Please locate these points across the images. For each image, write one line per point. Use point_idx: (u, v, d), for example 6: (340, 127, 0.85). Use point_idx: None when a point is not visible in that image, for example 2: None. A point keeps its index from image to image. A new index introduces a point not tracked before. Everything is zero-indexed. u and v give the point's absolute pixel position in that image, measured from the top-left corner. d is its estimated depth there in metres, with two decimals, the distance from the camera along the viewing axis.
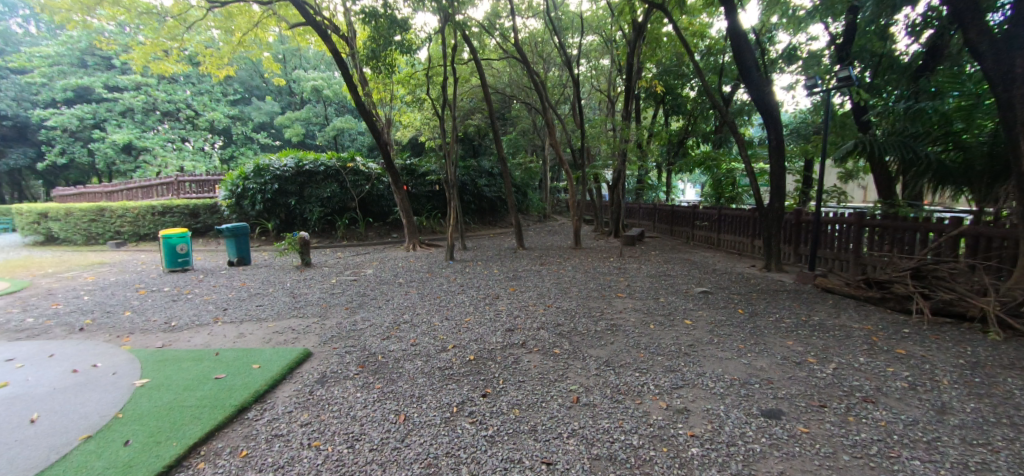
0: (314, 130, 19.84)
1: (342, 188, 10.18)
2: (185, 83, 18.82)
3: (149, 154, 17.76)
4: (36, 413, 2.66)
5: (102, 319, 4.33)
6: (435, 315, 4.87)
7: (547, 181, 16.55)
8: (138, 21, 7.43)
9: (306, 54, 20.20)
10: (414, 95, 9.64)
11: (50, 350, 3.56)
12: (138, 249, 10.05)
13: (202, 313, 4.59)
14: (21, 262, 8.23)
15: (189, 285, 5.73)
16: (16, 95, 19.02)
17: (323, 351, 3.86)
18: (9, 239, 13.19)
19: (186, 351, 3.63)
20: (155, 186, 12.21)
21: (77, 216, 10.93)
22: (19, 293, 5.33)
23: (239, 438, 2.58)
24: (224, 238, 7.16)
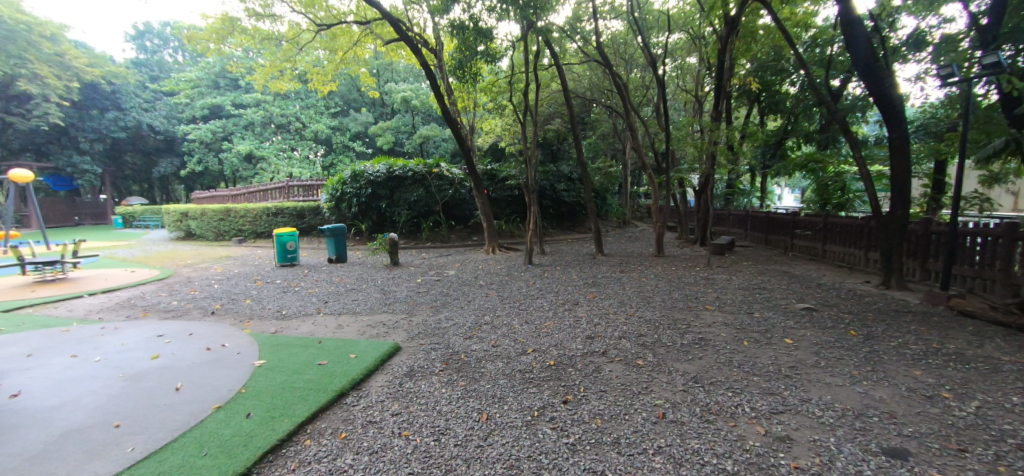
0: (403, 138, 21.12)
1: (428, 192, 10.69)
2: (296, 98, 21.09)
3: (265, 163, 20.18)
4: (180, 382, 3.07)
5: (228, 305, 4.95)
6: (515, 319, 4.88)
7: (627, 186, 16.06)
8: (261, 46, 8.44)
9: (397, 68, 21.48)
10: (496, 102, 9.87)
11: (190, 329, 4.12)
12: (255, 245, 11.42)
13: (307, 304, 5.05)
14: (168, 253, 9.73)
15: (297, 278, 6.36)
16: (167, 113, 22.73)
17: (411, 346, 4.03)
18: (160, 235, 15.71)
19: (295, 337, 4.00)
20: (269, 190, 13.77)
21: (209, 216, 12.67)
22: (167, 279, 6.28)
23: (339, 421, 2.78)
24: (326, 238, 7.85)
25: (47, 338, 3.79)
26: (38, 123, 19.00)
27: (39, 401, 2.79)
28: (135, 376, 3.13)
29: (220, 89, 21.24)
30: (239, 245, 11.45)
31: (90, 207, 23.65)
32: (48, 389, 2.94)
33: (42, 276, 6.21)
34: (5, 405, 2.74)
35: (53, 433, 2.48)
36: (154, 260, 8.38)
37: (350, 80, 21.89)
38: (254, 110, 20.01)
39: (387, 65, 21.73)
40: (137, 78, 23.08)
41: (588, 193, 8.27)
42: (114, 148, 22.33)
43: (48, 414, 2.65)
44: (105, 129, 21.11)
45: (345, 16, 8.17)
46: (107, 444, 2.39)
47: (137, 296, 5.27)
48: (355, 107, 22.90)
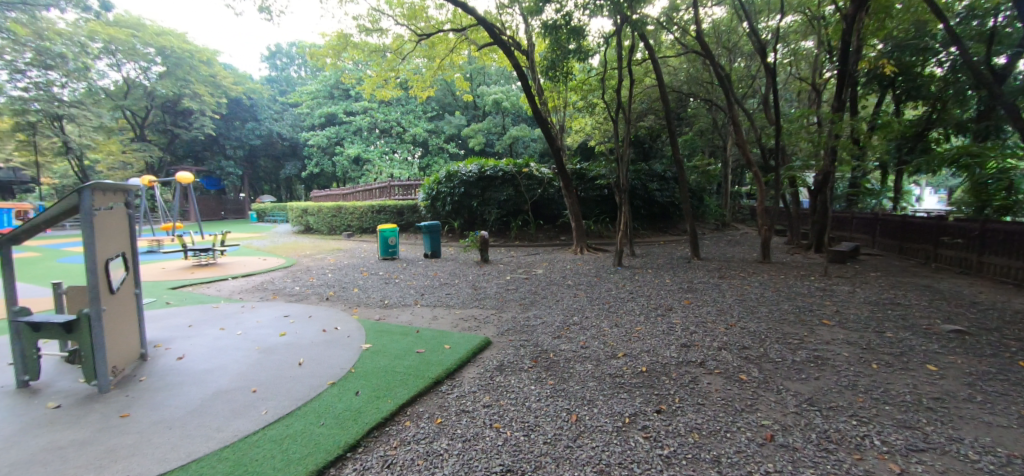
0: (494, 139, 21.81)
1: (517, 192, 10.88)
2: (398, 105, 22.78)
3: (371, 165, 22.13)
4: (302, 358, 3.46)
5: (340, 292, 5.48)
6: (605, 321, 4.75)
7: (727, 185, 14.89)
8: (369, 59, 9.25)
9: (489, 71, 22.17)
10: (586, 100, 9.75)
11: (310, 312, 4.63)
12: (362, 239, 12.57)
13: (406, 296, 5.40)
14: (292, 245, 11.08)
15: (397, 271, 6.85)
16: (292, 122, 25.97)
17: (501, 341, 4.10)
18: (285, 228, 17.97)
19: (396, 325, 4.30)
20: (374, 190, 15.05)
21: (324, 213, 14.19)
22: (291, 267, 7.14)
23: (435, 407, 2.92)
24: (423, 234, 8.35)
25: (203, 312, 4.52)
26: (197, 133, 22.87)
27: (197, 364, 3.33)
28: (267, 350, 3.60)
29: (333, 99, 23.71)
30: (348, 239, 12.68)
31: (233, 205, 27.78)
32: (203, 354, 3.50)
33: (199, 260, 7.43)
34: (174, 365, 3.31)
35: (207, 391, 2.93)
36: (281, 251, 9.59)
37: (446, 85, 23.05)
38: (362, 117, 22.06)
39: (480, 69, 22.50)
40: (270, 93, 26.68)
41: (684, 192, 7.81)
42: (251, 154, 26.07)
43: (204, 376, 3.15)
44: (245, 138, 24.74)
45: (442, 26, 8.64)
46: (246, 406, 2.76)
47: (268, 281, 6.06)
48: (449, 111, 24.07)
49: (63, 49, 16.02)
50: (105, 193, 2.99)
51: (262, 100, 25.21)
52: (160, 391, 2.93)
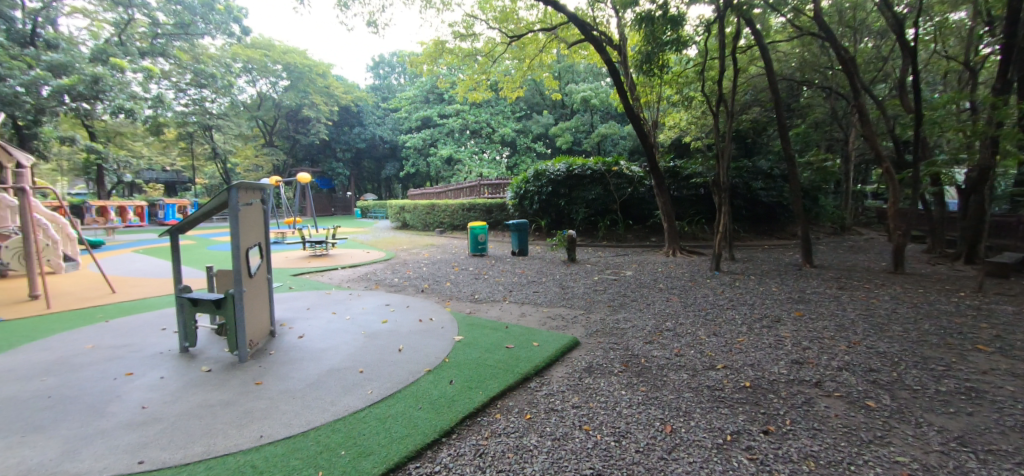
0: (581, 137, 21.59)
1: (606, 191, 10.64)
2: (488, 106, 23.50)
3: (462, 165, 23.15)
4: (401, 345, 3.70)
5: (434, 285, 5.79)
6: (702, 329, 4.45)
7: (848, 184, 13.13)
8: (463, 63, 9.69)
9: (578, 68, 21.91)
10: (682, 94, 9.26)
11: (408, 303, 4.95)
12: (453, 236, 13.22)
13: (495, 291, 5.54)
14: (392, 239, 11.99)
15: (486, 267, 7.07)
16: (392, 126, 28.13)
17: (590, 343, 4.02)
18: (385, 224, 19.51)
19: (486, 320, 4.42)
20: (464, 189, 15.72)
21: (419, 210, 15.15)
22: (391, 260, 7.72)
23: (524, 402, 2.94)
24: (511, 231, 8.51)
25: (318, 297, 5.05)
26: (314, 139, 25.72)
27: (314, 343, 3.73)
28: (371, 335, 3.91)
29: (428, 103, 25.18)
30: (441, 235, 13.42)
31: (341, 202, 30.38)
32: (319, 335, 3.91)
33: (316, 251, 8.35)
34: (296, 342, 3.74)
35: (323, 368, 3.26)
36: (383, 244, 10.43)
37: (534, 84, 23.22)
38: (454, 119, 23.13)
39: (569, 67, 22.32)
40: (373, 100, 29.11)
41: (796, 191, 7.04)
42: (357, 157, 28.71)
43: (320, 354, 3.51)
44: (353, 141, 27.26)
45: (533, 27, 8.74)
46: (355, 385, 3.02)
47: (372, 271, 6.61)
48: (537, 111, 24.25)
49: (213, 70, 19.24)
50: (247, 189, 3.43)
51: (367, 107, 27.59)
52: (284, 364, 3.33)
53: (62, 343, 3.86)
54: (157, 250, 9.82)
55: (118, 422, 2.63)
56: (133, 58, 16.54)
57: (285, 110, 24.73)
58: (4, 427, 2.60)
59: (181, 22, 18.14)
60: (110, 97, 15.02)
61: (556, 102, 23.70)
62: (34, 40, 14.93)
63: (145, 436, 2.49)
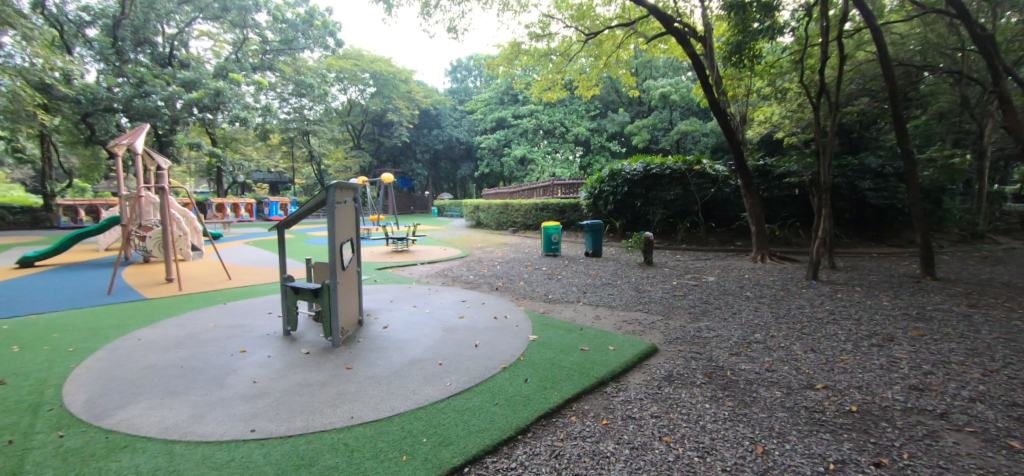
0: (659, 135, 20.72)
1: (687, 192, 10.10)
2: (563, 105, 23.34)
3: (535, 165, 23.27)
4: (477, 341, 3.79)
5: (507, 284, 5.87)
6: (797, 343, 4.04)
7: (984, 184, 11.23)
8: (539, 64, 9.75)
9: (658, 63, 21.02)
10: (774, 86, 8.64)
11: (483, 299, 5.07)
12: (526, 235, 13.35)
13: (569, 292, 5.49)
14: (467, 237, 12.39)
15: (559, 267, 7.03)
16: (468, 128, 29.09)
17: (669, 350, 3.83)
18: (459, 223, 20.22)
19: (561, 320, 4.40)
20: (537, 188, 15.80)
21: (493, 209, 15.49)
22: (466, 258, 7.96)
23: (601, 407, 2.87)
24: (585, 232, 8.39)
25: (400, 291, 5.36)
26: (396, 141, 27.32)
27: (397, 333, 3.95)
28: (449, 329, 4.06)
29: (503, 104, 25.60)
30: (514, 234, 13.61)
31: (420, 201, 31.94)
32: (401, 326, 4.14)
33: (398, 247, 8.87)
34: (381, 332, 3.99)
35: (405, 358, 3.44)
36: (458, 242, 10.80)
37: (610, 81, 22.65)
38: (528, 119, 23.30)
39: (648, 61, 21.48)
40: (451, 103, 30.25)
41: (915, 191, 6.18)
42: (435, 158, 30.04)
43: (403, 344, 3.71)
44: (431, 143, 28.53)
45: (610, 23, 8.55)
46: (435, 376, 3.15)
47: (449, 268, 6.88)
48: (612, 109, 23.65)
49: (311, 81, 21.23)
50: (342, 188, 3.70)
51: (445, 110, 28.73)
52: (370, 352, 3.56)
53: (191, 320, 4.47)
54: (265, 243, 11.06)
55: (234, 393, 2.98)
56: (247, 72, 18.75)
57: (370, 115, 26.54)
58: (149, 390, 3.06)
59: (285, 39, 20.17)
60: (229, 107, 17.18)
61: (633, 99, 22.94)
62: (171, 60, 17.39)
63: (256, 407, 2.80)
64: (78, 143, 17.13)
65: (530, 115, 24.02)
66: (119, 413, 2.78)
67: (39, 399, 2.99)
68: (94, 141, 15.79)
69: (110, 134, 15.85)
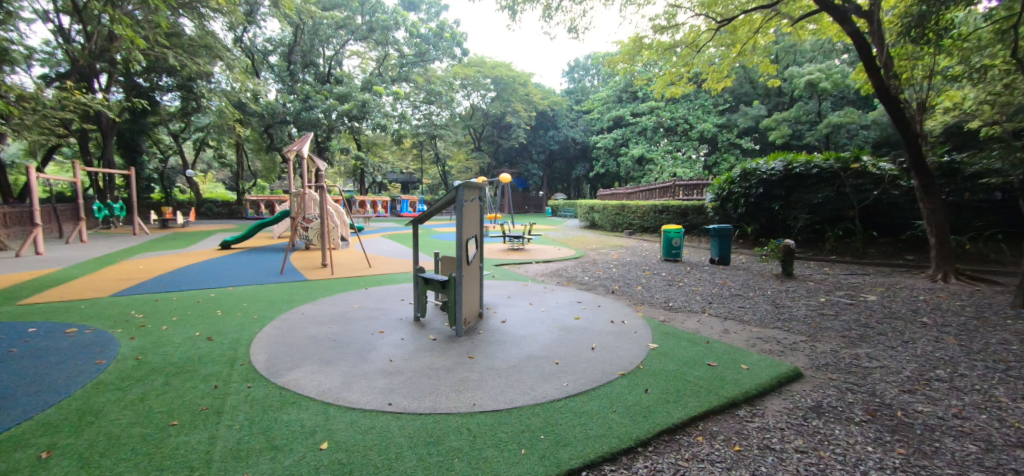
0: (804, 129, 18.14)
1: (839, 194, 8.69)
2: (687, 100, 21.86)
3: (653, 164, 22.16)
4: (594, 344, 3.72)
5: (624, 288, 5.67)
6: (1000, 388, 3.18)
7: None
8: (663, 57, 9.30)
9: (806, 46, 18.40)
10: (968, 64, 7.01)
11: (598, 302, 4.97)
12: (642, 238, 12.80)
13: (692, 301, 5.09)
14: (581, 238, 12.33)
15: (681, 274, 6.56)
16: (585, 128, 28.83)
17: (817, 377, 3.31)
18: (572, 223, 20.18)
19: (684, 331, 4.10)
20: (656, 189, 15.05)
21: (609, 210, 15.15)
22: (580, 259, 7.90)
23: (732, 431, 2.59)
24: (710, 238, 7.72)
25: (517, 287, 5.53)
26: (514, 143, 28.26)
27: (515, 329, 4.07)
28: (566, 329, 4.06)
29: (621, 102, 24.83)
30: (630, 237, 13.17)
31: (534, 201, 32.61)
32: (519, 322, 4.26)
33: (514, 245, 9.19)
34: (501, 326, 4.15)
35: (523, 354, 3.52)
36: (572, 243, 10.80)
37: (744, 71, 20.48)
38: (648, 117, 22.24)
39: (793, 46, 18.93)
40: (568, 104, 30.28)
41: None
42: (550, 159, 30.39)
43: (520, 340, 3.81)
44: (547, 144, 28.87)
45: (747, 6, 7.72)
46: (551, 374, 3.17)
47: (563, 268, 6.89)
48: (745, 102, 21.38)
49: (439, 89, 23.13)
50: (471, 188, 3.93)
51: (562, 110, 28.85)
52: (490, 344, 3.73)
53: (342, 301, 5.19)
54: (400, 237, 12.38)
55: (374, 368, 3.36)
56: (387, 85, 21.13)
57: (490, 118, 27.95)
58: (311, 357, 3.61)
59: (419, 52, 22.40)
60: (372, 116, 19.57)
61: (772, 90, 20.49)
62: (329, 78, 20.52)
63: (393, 383, 3.12)
64: (263, 149, 21.10)
65: (650, 112, 22.91)
66: (289, 374, 3.32)
67: (234, 354, 3.74)
68: (274, 148, 19.32)
69: (285, 142, 19.23)
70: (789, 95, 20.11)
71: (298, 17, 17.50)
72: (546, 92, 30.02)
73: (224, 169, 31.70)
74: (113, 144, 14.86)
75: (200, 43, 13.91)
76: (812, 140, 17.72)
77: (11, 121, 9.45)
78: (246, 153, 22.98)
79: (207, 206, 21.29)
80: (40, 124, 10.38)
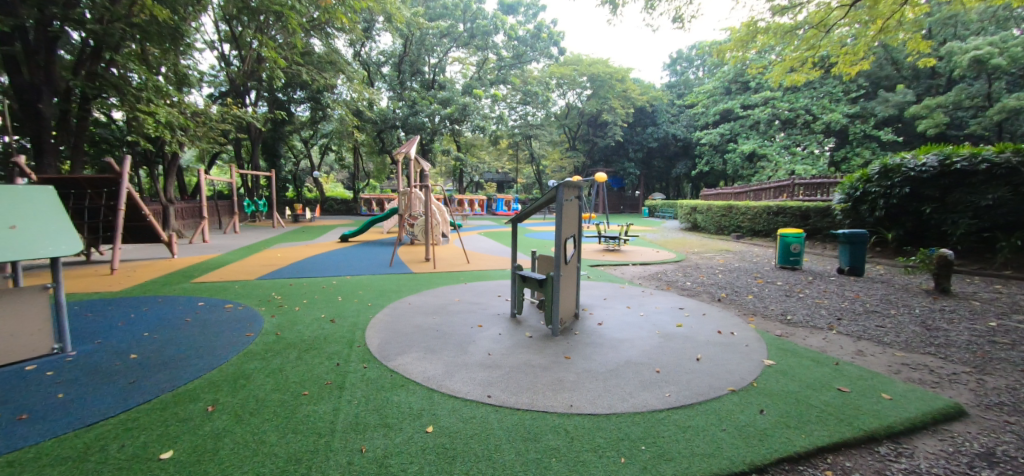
0: (968, 116, 15.03)
1: (1019, 195, 7.05)
2: (810, 88, 19.41)
3: (766, 161, 20.09)
4: (699, 354, 3.48)
5: (732, 296, 5.22)
6: None
7: None
8: (784, 40, 8.42)
9: (973, 16, 15.24)
10: None
11: (703, 310, 4.64)
12: (753, 242, 11.67)
13: (817, 316, 4.51)
14: (682, 241, 11.63)
15: (801, 284, 5.86)
16: (687, 123, 27.07)
17: (988, 418, 2.71)
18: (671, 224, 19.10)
19: (807, 349, 3.65)
20: (771, 189, 13.62)
21: (713, 212, 14.09)
22: (681, 262, 7.46)
23: (870, 470, 2.22)
24: (838, 245, 6.77)
25: (613, 289, 5.39)
26: (610, 141, 27.56)
27: (612, 332, 3.97)
28: (667, 336, 3.85)
29: (730, 94, 22.86)
30: (738, 241, 12.10)
31: (630, 201, 31.46)
32: (616, 325, 4.15)
33: (609, 246, 8.98)
34: (597, 328, 4.08)
35: (621, 359, 3.42)
36: (672, 245, 10.25)
37: (886, 51, 17.58)
38: (761, 109, 20.20)
39: (954, 16, 15.80)
40: (669, 98, 28.68)
41: None
42: (647, 156, 29.08)
43: (618, 344, 3.70)
44: (645, 141, 27.65)
45: None
46: (651, 383, 3.03)
47: (662, 272, 6.55)
48: (886, 87, 18.34)
49: (535, 89, 23.37)
50: (569, 187, 3.90)
51: (662, 106, 27.41)
52: (586, 345, 3.68)
53: (444, 294, 5.51)
54: (496, 235, 12.80)
55: (474, 360, 3.51)
56: (486, 88, 21.92)
57: (585, 116, 27.59)
58: (417, 344, 3.89)
59: (517, 54, 23.05)
60: (472, 118, 20.51)
61: (923, 71, 17.30)
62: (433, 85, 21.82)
63: (491, 376, 3.23)
64: (376, 152, 23.25)
65: (764, 103, 20.79)
66: (398, 359, 3.61)
67: (353, 336, 4.17)
68: (385, 150, 21.19)
69: (394, 145, 20.98)
70: (948, 75, 16.78)
71: (408, 29, 18.98)
72: (645, 87, 28.77)
73: (343, 170, 35.56)
74: (259, 149, 17.47)
75: (327, 59, 15.79)
76: (979, 129, 14.62)
77: (189, 133, 11.58)
78: (362, 156, 25.49)
79: (330, 203, 24.09)
80: (208, 135, 12.57)
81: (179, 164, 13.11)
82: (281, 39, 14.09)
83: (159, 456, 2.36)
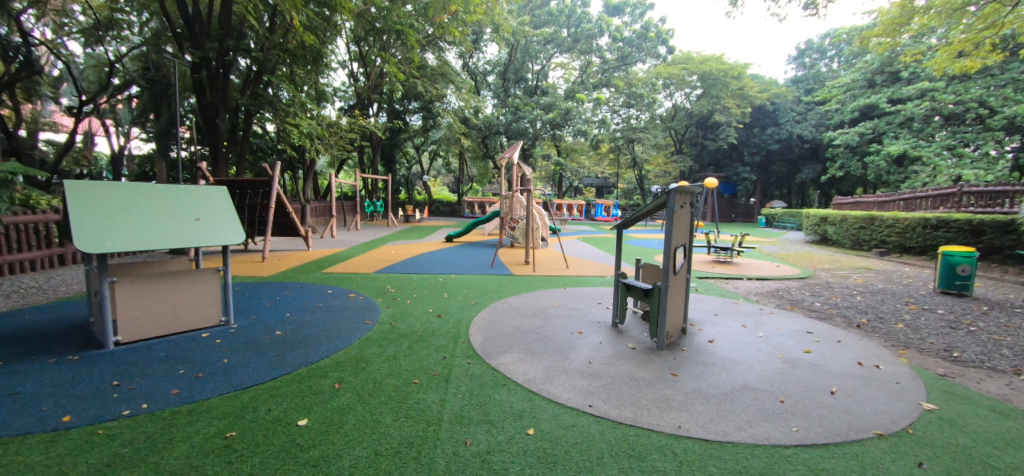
0: None
1: None
2: (987, 75, 15.92)
3: (921, 165, 16.97)
4: (834, 387, 3.06)
5: (877, 323, 4.49)
6: None
7: None
8: (952, 20, 7.07)
9: None
10: None
11: (838, 336, 4.06)
12: (902, 260, 9.93)
13: (997, 355, 3.68)
14: (807, 255, 10.32)
15: (973, 315, 4.83)
16: (817, 121, 23.91)
17: None
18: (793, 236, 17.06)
19: (981, 395, 3.00)
20: (929, 198, 11.45)
21: (849, 223, 12.25)
22: (809, 280, 6.62)
23: None
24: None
25: (726, 305, 4.98)
26: (721, 144, 25.54)
27: (725, 352, 3.67)
28: (792, 362, 3.46)
29: (874, 86, 19.72)
30: (881, 258, 10.38)
31: (743, 209, 28.70)
32: (729, 344, 3.83)
33: (721, 258, 8.32)
34: (708, 346, 3.80)
35: (737, 382, 3.14)
36: (796, 259, 9.17)
37: None
38: (915, 103, 17.13)
39: None
40: (795, 95, 25.63)
41: None
42: (766, 160, 26.35)
43: (732, 365, 3.41)
44: (763, 143, 25.10)
45: None
46: (773, 413, 2.74)
47: (785, 289, 5.88)
48: None
49: (641, 90, 22.51)
50: (681, 191, 3.67)
51: (786, 104, 24.63)
52: (695, 364, 3.45)
53: (543, 297, 5.58)
54: (596, 241, 12.63)
55: (575, 366, 3.50)
56: (589, 92, 21.69)
57: (693, 117, 25.90)
58: (518, 345, 4.00)
59: (622, 56, 22.74)
60: (573, 122, 20.52)
61: None
62: (536, 89, 21.91)
63: (593, 385, 3.19)
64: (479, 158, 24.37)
65: (920, 96, 17.59)
66: (500, 358, 3.74)
67: (458, 332, 4.43)
68: (488, 156, 22.11)
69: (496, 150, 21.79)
70: None
71: (513, 38, 19.60)
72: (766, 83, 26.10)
73: (449, 175, 37.88)
74: (379, 156, 19.40)
75: (440, 72, 16.97)
76: None
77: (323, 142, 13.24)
78: (467, 161, 26.89)
79: (437, 206, 25.82)
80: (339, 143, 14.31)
81: (315, 169, 15.11)
82: (401, 55, 15.46)
83: (297, 422, 2.74)
